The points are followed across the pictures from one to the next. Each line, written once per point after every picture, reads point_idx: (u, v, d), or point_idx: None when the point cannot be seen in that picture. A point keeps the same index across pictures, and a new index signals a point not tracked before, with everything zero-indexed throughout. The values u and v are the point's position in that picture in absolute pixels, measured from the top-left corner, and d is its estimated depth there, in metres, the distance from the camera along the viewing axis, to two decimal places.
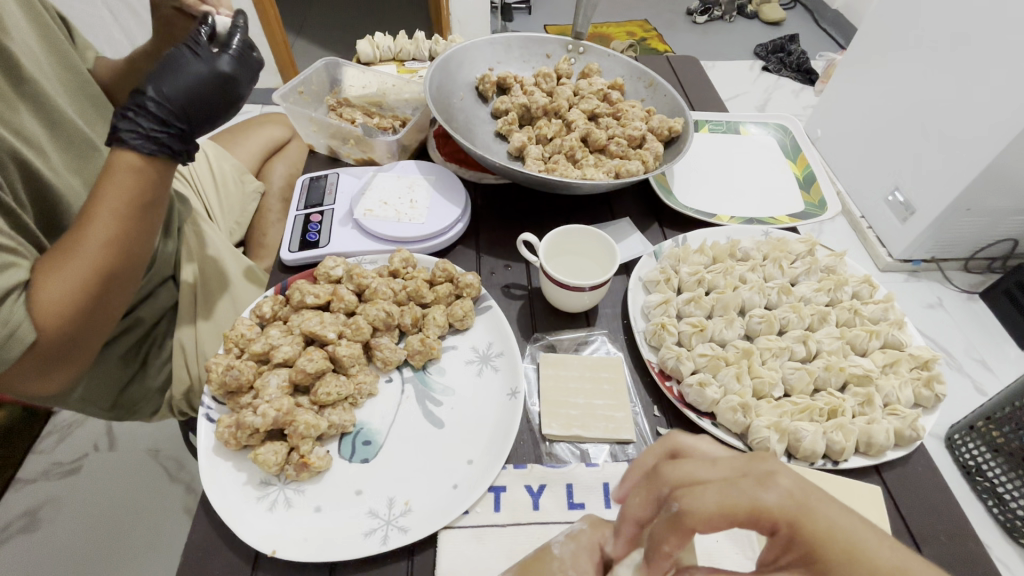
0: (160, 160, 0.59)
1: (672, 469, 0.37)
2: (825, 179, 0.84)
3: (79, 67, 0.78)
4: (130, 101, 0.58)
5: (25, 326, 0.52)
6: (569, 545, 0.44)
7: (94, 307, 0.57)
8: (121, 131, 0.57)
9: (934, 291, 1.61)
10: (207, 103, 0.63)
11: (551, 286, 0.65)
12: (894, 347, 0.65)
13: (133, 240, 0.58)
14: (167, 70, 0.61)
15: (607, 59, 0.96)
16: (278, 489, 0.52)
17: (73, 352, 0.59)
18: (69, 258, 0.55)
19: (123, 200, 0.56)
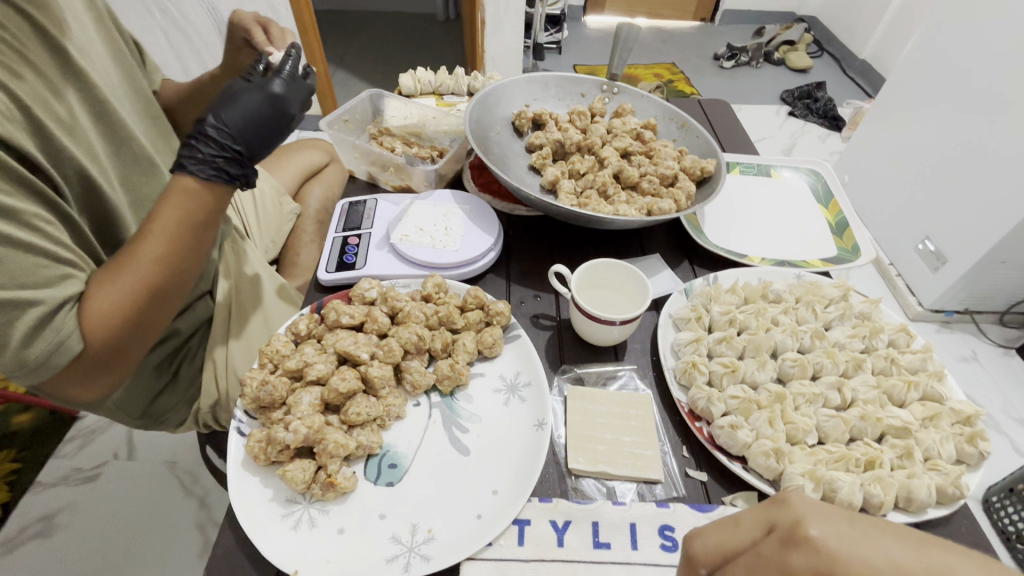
0: (214, 184, 0.61)
1: (699, 541, 0.40)
2: (858, 224, 0.83)
3: (144, 90, 0.84)
4: (194, 129, 0.62)
5: (73, 338, 0.55)
6: None
7: (140, 321, 0.60)
8: (183, 157, 0.60)
9: (969, 343, 1.57)
10: (264, 128, 0.66)
11: (582, 318, 0.65)
12: (933, 400, 0.62)
13: (181, 258, 0.60)
14: (226, 99, 0.65)
15: (641, 99, 0.99)
16: (303, 508, 0.52)
17: (116, 362, 0.61)
18: (120, 272, 0.57)
19: (176, 220, 0.59)
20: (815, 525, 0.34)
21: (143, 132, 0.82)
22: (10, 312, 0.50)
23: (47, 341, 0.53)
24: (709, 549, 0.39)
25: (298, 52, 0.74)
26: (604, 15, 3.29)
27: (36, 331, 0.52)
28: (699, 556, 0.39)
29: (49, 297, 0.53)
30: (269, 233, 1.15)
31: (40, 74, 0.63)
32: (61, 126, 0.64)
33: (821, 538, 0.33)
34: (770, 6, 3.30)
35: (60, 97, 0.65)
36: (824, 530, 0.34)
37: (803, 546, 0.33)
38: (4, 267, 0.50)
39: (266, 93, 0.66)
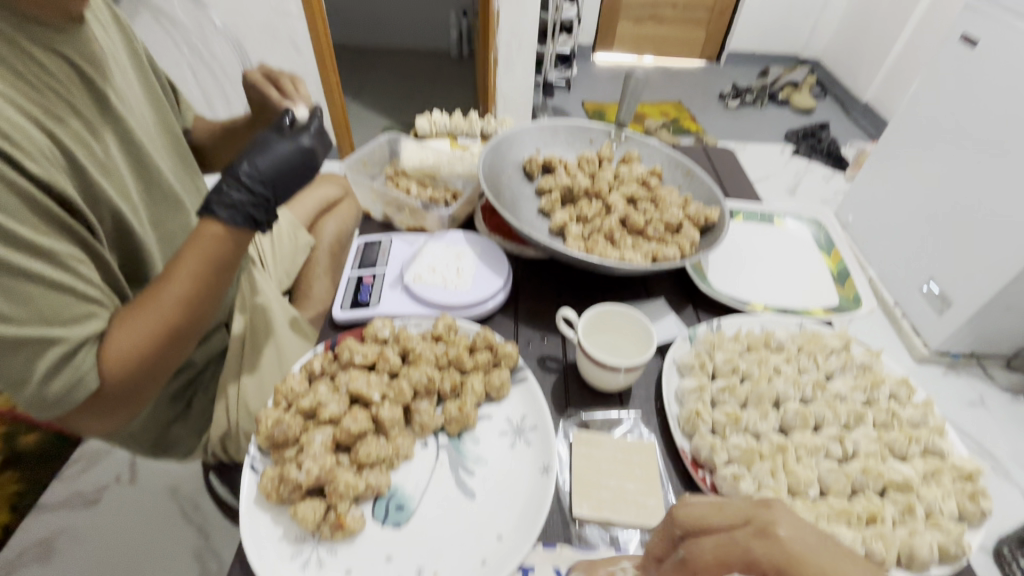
0: (241, 230, 0.64)
1: (682, 509, 0.45)
2: (858, 274, 0.85)
3: (176, 129, 0.88)
4: (228, 175, 0.65)
5: (91, 375, 0.57)
6: None
7: (157, 360, 0.62)
8: (215, 204, 0.63)
9: (976, 388, 1.56)
10: (292, 175, 0.69)
11: (588, 363, 0.67)
12: (935, 455, 0.63)
13: (201, 299, 0.63)
14: (259, 147, 0.68)
15: (647, 147, 1.03)
16: (312, 548, 0.53)
17: (131, 398, 0.63)
18: (142, 311, 0.60)
19: (199, 263, 0.62)
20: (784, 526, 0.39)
21: (172, 170, 0.86)
22: (36, 348, 0.53)
23: (68, 376, 0.55)
24: (688, 518, 0.44)
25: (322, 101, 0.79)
26: (613, 53, 3.40)
27: (58, 366, 0.55)
28: (680, 520, 0.45)
29: (74, 334, 0.56)
30: (284, 265, 1.17)
31: (84, 120, 0.67)
32: (99, 168, 0.68)
33: (789, 539, 0.38)
34: (774, 49, 3.41)
35: (101, 141, 0.69)
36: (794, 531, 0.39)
37: (773, 540, 0.38)
38: (34, 305, 0.53)
39: (296, 144, 0.70)
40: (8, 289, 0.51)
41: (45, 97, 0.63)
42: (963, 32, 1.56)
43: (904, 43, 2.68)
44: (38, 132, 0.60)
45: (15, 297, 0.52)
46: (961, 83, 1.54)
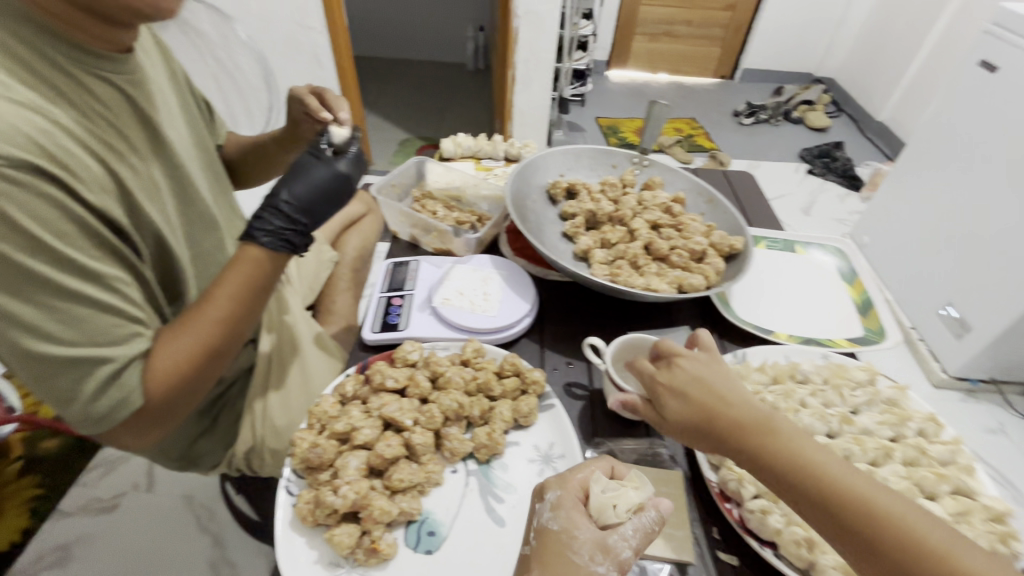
0: (280, 254, 0.66)
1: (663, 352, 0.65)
2: (882, 306, 0.86)
3: (209, 146, 0.89)
4: (267, 202, 0.67)
5: (135, 394, 0.59)
6: (558, 515, 0.52)
7: (196, 378, 0.64)
8: (254, 229, 0.65)
9: (996, 416, 1.60)
10: (327, 201, 0.72)
11: (616, 393, 0.68)
12: (965, 494, 0.62)
13: (238, 318, 0.65)
14: (296, 174, 0.71)
15: (670, 173, 1.04)
16: (346, 572, 0.54)
17: (168, 415, 0.65)
18: (184, 332, 0.62)
19: (238, 285, 0.64)
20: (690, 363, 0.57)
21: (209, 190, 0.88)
22: (84, 367, 0.55)
23: (114, 395, 0.57)
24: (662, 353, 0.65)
25: (358, 128, 0.81)
26: (627, 70, 3.43)
27: (105, 385, 0.57)
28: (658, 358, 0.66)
29: (120, 354, 0.57)
30: (307, 280, 1.18)
31: (131, 145, 0.69)
32: (143, 191, 0.70)
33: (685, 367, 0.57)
34: (788, 67, 3.42)
35: (145, 164, 0.71)
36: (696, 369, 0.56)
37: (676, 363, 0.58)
38: (83, 327, 0.55)
39: (333, 170, 0.73)
40: (60, 310, 0.53)
41: (94, 124, 0.65)
42: (981, 58, 1.57)
43: (921, 64, 2.69)
44: (89, 159, 0.61)
45: (66, 318, 0.54)
46: (981, 109, 1.54)
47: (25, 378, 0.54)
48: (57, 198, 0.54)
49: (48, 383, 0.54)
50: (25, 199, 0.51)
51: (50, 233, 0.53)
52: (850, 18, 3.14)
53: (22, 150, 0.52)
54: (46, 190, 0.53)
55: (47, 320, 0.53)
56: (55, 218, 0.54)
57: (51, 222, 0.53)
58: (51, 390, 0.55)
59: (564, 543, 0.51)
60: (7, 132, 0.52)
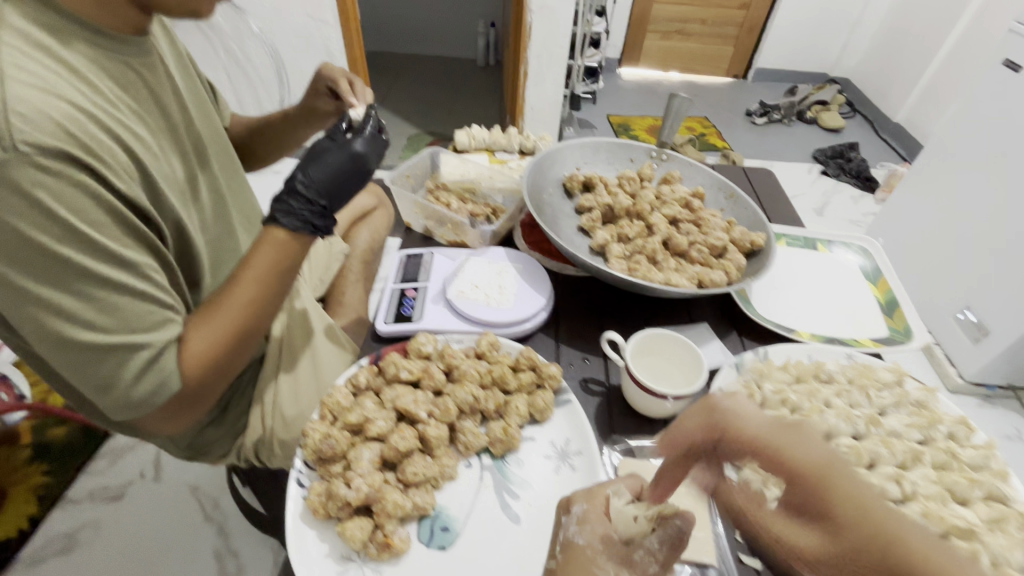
0: (301, 236, 0.65)
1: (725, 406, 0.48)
2: (908, 306, 0.83)
3: (219, 128, 0.85)
4: (284, 186, 0.67)
5: (173, 378, 0.58)
6: (583, 530, 0.49)
7: (228, 360, 0.63)
8: (275, 212, 0.65)
9: (1013, 423, 1.51)
10: (346, 182, 0.71)
11: (635, 390, 0.66)
12: (998, 500, 0.60)
13: (269, 301, 0.64)
14: (313, 157, 0.71)
15: (690, 168, 1.02)
16: (358, 567, 0.52)
17: (201, 400, 0.64)
18: (216, 314, 0.61)
19: (268, 267, 0.63)
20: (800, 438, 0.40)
21: (224, 179, 0.86)
22: (123, 354, 0.54)
23: (151, 381, 0.56)
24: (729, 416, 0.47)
25: (371, 108, 0.81)
26: (638, 68, 3.40)
27: (143, 371, 0.55)
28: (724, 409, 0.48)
29: (156, 339, 0.56)
30: (318, 272, 1.17)
31: (150, 132, 0.67)
32: (164, 180, 0.67)
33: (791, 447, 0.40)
34: (803, 67, 3.38)
35: (164, 153, 0.69)
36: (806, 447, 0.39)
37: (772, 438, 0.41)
38: (120, 314, 0.53)
39: (348, 150, 0.72)
40: (95, 299, 0.51)
41: (119, 110, 0.62)
42: (1004, 58, 1.51)
43: (940, 65, 2.64)
44: (118, 148, 0.58)
45: (103, 306, 0.52)
46: (1009, 109, 1.49)
47: (62, 366, 0.53)
48: (91, 187, 0.51)
49: (85, 371, 0.53)
50: (57, 188, 0.48)
51: (83, 221, 0.50)
52: (867, 17, 3.09)
53: (55, 139, 0.49)
54: (79, 179, 0.50)
55: (85, 308, 0.51)
56: (88, 207, 0.51)
57: (84, 211, 0.50)
58: (89, 378, 0.54)
59: (588, 558, 0.47)
60: (38, 118, 0.48)
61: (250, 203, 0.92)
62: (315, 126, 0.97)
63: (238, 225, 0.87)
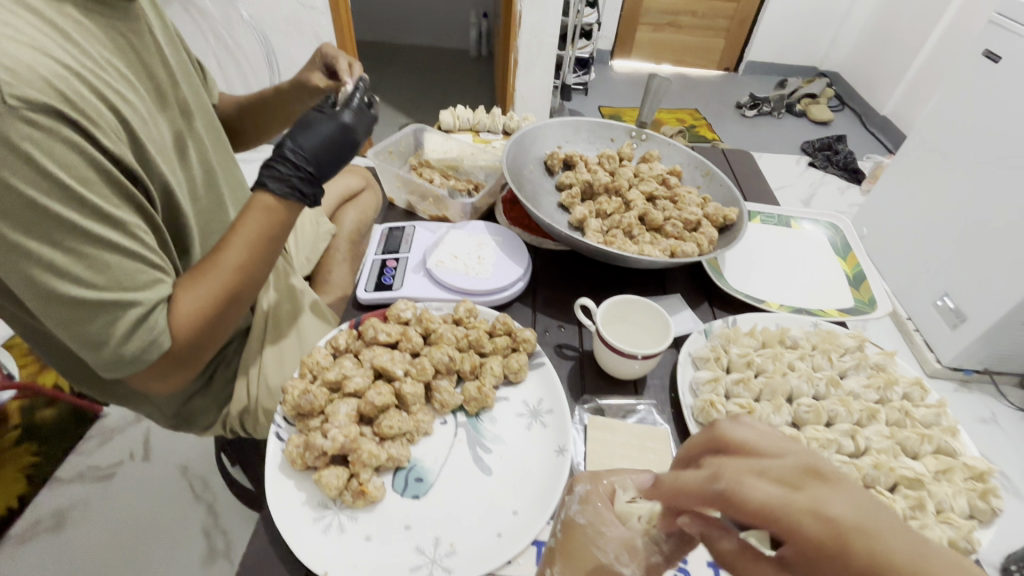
0: (288, 201, 0.68)
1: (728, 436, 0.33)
2: (874, 278, 0.86)
3: (207, 103, 0.85)
4: (274, 151, 0.69)
5: (164, 336, 0.60)
6: (587, 510, 0.47)
7: (217, 322, 0.65)
8: (264, 177, 0.67)
9: (988, 406, 1.55)
10: (335, 151, 0.73)
11: (606, 352, 0.68)
12: (947, 454, 0.64)
13: (257, 265, 0.67)
14: (303, 126, 0.73)
15: (668, 147, 1.04)
16: (334, 514, 0.55)
17: (191, 361, 0.66)
18: (205, 276, 0.63)
19: (256, 232, 0.66)
20: (842, 501, 0.26)
21: (213, 151, 0.86)
22: (114, 311, 0.55)
23: (142, 338, 0.57)
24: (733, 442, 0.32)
25: (362, 84, 0.83)
26: (630, 60, 3.41)
27: (134, 329, 0.57)
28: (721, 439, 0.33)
29: (146, 298, 0.57)
30: (305, 251, 1.18)
31: (140, 99, 0.68)
32: (153, 146, 0.68)
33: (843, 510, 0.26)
34: (792, 60, 3.41)
35: (153, 120, 0.70)
36: (851, 511, 0.25)
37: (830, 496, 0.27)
38: (111, 272, 0.54)
39: (336, 121, 0.75)
40: (87, 256, 0.52)
41: (108, 75, 0.63)
42: (985, 49, 1.54)
43: (924, 59, 2.68)
44: (106, 111, 0.59)
45: (94, 264, 0.53)
46: (986, 97, 1.53)
47: (51, 323, 0.53)
48: (81, 144, 0.52)
49: (76, 328, 0.53)
50: (48, 143, 0.49)
51: (73, 178, 0.51)
52: (855, 12, 3.12)
53: (44, 95, 0.50)
54: (69, 136, 0.51)
55: (76, 265, 0.52)
56: (78, 164, 0.52)
57: (74, 167, 0.51)
58: (80, 336, 0.54)
59: (589, 537, 0.45)
60: (26, 75, 0.50)
61: (238, 178, 0.93)
62: (303, 103, 0.98)
63: (228, 199, 0.88)
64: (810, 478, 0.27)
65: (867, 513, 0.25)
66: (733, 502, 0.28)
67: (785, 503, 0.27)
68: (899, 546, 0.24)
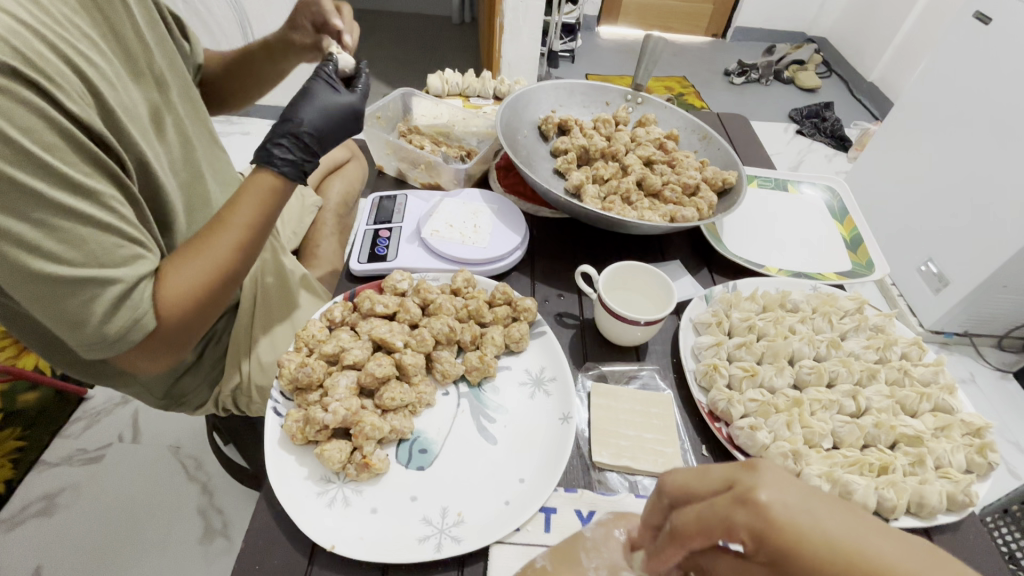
0: (295, 184, 0.67)
1: (673, 478, 0.41)
2: (872, 241, 0.86)
3: (182, 67, 0.78)
4: (285, 130, 0.66)
5: (148, 316, 0.56)
6: (598, 529, 0.50)
7: (208, 303, 0.62)
8: (274, 158, 0.65)
9: (967, 366, 1.60)
10: (338, 131, 0.72)
11: (607, 318, 0.67)
12: (944, 411, 0.65)
13: (251, 246, 0.64)
14: (310, 102, 0.70)
15: (664, 111, 1.02)
16: (338, 487, 0.54)
17: (180, 341, 0.62)
18: (193, 255, 0.60)
19: (249, 209, 0.63)
20: (767, 490, 0.34)
21: (190, 120, 0.80)
22: (93, 290, 0.51)
23: (126, 317, 0.54)
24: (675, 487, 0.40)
25: (360, 60, 0.81)
26: (617, 26, 3.32)
27: (116, 306, 0.53)
28: (668, 489, 0.41)
29: (127, 275, 0.53)
30: (290, 225, 1.12)
31: (108, 60, 0.63)
32: (125, 115, 0.64)
33: (769, 502, 0.34)
34: (781, 26, 3.34)
35: (124, 87, 0.65)
36: (777, 495, 0.34)
37: (751, 505, 0.34)
38: (86, 247, 0.50)
39: (343, 100, 0.72)
40: (58, 228, 0.48)
41: (69, 32, 0.58)
42: (975, 10, 1.53)
43: (912, 23, 2.65)
44: (71, 73, 0.55)
45: (66, 238, 0.49)
46: (974, 58, 1.51)
47: (27, 302, 0.50)
48: (43, 107, 0.48)
49: (52, 307, 0.50)
50: (7, 106, 0.45)
51: (36, 143, 0.47)
52: None
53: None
54: (28, 98, 0.47)
55: (47, 238, 0.48)
56: (41, 129, 0.48)
57: (37, 132, 0.47)
58: (57, 315, 0.50)
59: (582, 546, 0.48)
60: None
61: (220, 153, 0.88)
62: (293, 59, 0.93)
63: (207, 172, 0.82)
64: (745, 471, 0.36)
65: (786, 498, 0.34)
66: (684, 534, 0.37)
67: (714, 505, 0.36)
68: (800, 519, 0.33)
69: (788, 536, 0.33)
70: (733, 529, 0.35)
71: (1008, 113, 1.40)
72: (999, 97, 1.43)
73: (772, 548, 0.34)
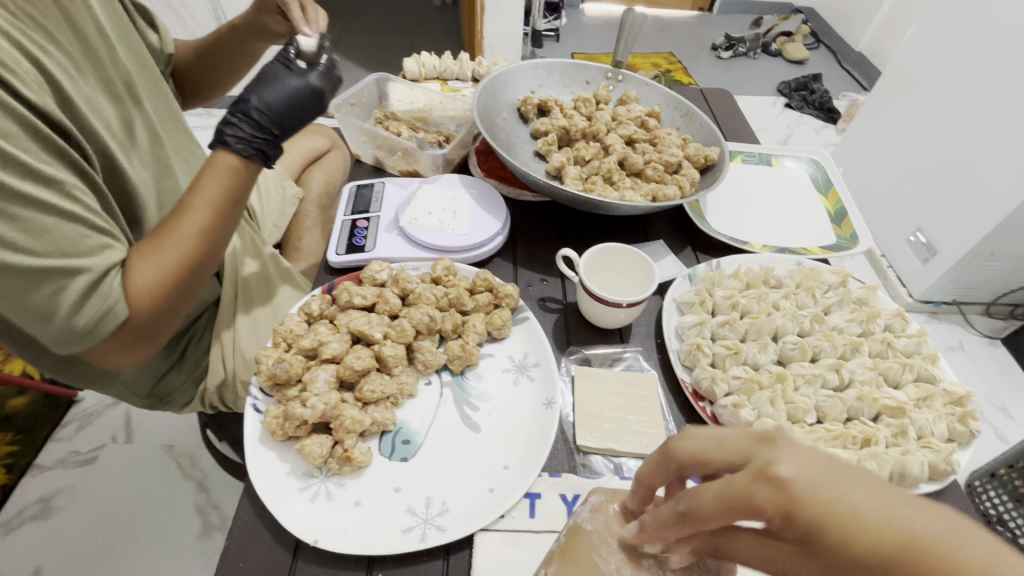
0: (252, 162, 0.63)
1: (679, 443, 0.40)
2: (856, 214, 0.85)
3: (148, 58, 0.75)
4: (237, 109, 0.65)
5: (119, 306, 0.55)
6: (596, 517, 0.47)
7: (182, 292, 0.60)
8: (226, 135, 0.62)
9: (956, 334, 1.61)
10: (298, 112, 0.69)
11: (589, 300, 0.67)
12: (927, 381, 0.65)
13: (222, 231, 0.62)
14: (267, 82, 0.68)
15: (645, 87, 1.00)
16: (320, 482, 0.53)
17: (156, 330, 0.61)
18: (165, 244, 0.58)
19: (219, 194, 0.61)
20: (787, 464, 0.34)
21: (159, 114, 0.78)
22: (59, 280, 0.49)
23: (95, 308, 0.52)
24: (686, 452, 0.39)
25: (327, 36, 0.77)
26: (602, 4, 3.26)
27: (84, 297, 0.52)
28: (676, 454, 0.40)
29: (94, 265, 0.52)
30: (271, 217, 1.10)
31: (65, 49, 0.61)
32: (86, 107, 0.61)
33: (791, 478, 0.33)
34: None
35: (84, 78, 0.63)
36: (799, 470, 0.33)
37: (773, 482, 0.33)
38: (49, 237, 0.49)
39: (300, 79, 0.69)
40: (20, 218, 0.47)
41: (18, 22, 0.55)
42: None
43: None
44: (24, 62, 0.53)
45: (28, 227, 0.47)
46: (960, 23, 1.49)
47: None
48: None
49: (16, 299, 0.48)
50: None
51: None
52: None
53: None
54: None
55: (9, 228, 0.46)
56: None
57: None
58: (21, 307, 0.49)
59: (593, 545, 0.46)
60: None
61: (193, 148, 0.85)
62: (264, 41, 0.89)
63: (177, 166, 0.80)
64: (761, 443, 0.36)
65: (807, 468, 0.34)
66: (699, 515, 0.36)
67: (730, 483, 0.35)
68: (823, 491, 0.33)
69: (816, 512, 0.32)
70: (755, 508, 0.34)
71: (993, 76, 1.39)
72: (987, 60, 1.41)
73: (800, 528, 0.33)
